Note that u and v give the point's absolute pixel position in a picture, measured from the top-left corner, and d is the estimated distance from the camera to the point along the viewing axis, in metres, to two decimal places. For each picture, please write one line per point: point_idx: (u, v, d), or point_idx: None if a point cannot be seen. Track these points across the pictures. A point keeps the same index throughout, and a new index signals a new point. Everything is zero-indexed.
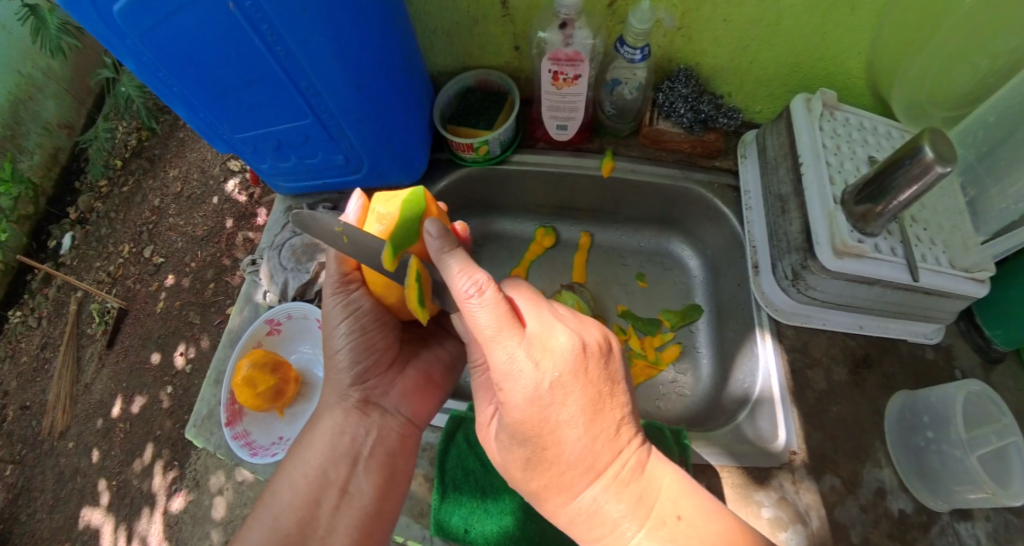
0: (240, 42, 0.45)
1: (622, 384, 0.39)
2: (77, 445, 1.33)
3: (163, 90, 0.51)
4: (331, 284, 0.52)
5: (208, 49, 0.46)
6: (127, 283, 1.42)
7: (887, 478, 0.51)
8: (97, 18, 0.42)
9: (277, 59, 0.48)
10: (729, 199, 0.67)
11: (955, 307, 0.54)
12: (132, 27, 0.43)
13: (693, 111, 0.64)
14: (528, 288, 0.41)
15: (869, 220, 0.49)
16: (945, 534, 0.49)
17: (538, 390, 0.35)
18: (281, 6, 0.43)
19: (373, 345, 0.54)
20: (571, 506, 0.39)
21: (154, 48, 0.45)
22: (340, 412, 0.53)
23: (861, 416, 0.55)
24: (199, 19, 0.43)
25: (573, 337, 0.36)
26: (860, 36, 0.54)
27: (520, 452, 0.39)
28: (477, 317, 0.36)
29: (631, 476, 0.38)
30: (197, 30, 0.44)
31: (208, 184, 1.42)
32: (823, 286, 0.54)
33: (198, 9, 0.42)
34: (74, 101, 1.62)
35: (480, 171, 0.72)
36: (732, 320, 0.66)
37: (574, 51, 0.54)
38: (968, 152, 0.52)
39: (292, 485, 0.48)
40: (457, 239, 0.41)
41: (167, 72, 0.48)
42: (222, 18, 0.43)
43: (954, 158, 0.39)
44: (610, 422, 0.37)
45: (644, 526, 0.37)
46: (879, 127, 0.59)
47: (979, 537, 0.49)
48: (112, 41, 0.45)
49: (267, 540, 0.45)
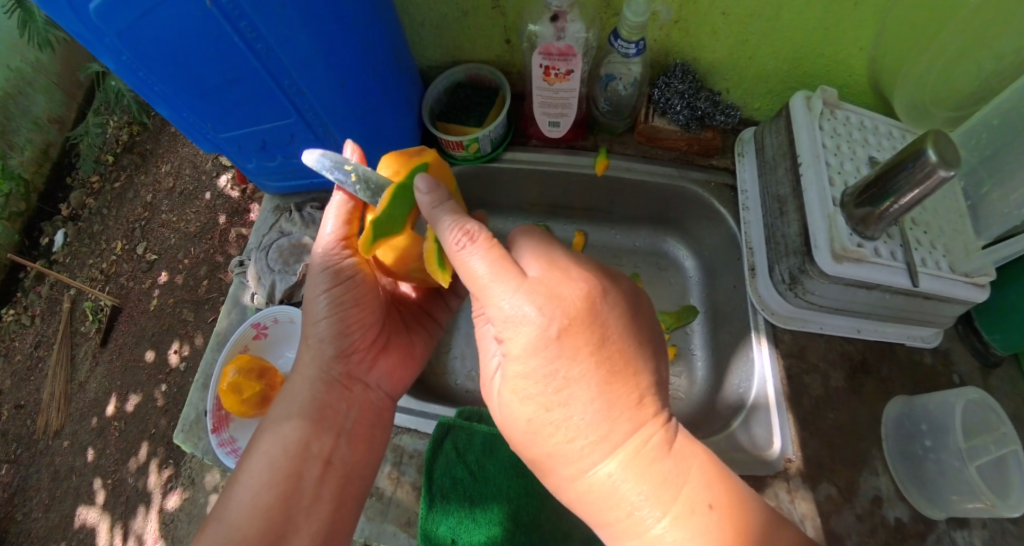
0: (219, 39, 0.44)
1: (637, 345, 0.38)
2: (71, 444, 1.33)
3: (144, 89, 0.50)
4: (325, 251, 0.51)
5: (185, 46, 0.44)
6: (120, 281, 1.40)
7: (883, 486, 0.50)
8: (70, 13, 0.40)
9: (257, 57, 0.46)
10: (727, 198, 0.65)
11: (955, 312, 0.53)
12: (108, 26, 0.41)
13: (690, 107, 0.62)
14: (539, 234, 0.42)
15: (869, 223, 0.47)
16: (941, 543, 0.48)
17: (546, 339, 0.34)
18: (260, 1, 0.41)
19: (357, 319, 0.52)
20: (583, 481, 0.37)
21: (130, 46, 0.43)
22: (322, 385, 0.50)
23: (858, 423, 0.53)
24: (175, 15, 0.41)
25: (581, 286, 0.36)
26: (863, 33, 0.52)
27: (524, 416, 0.37)
28: (471, 266, 0.36)
29: (652, 452, 0.36)
30: (176, 28, 0.42)
31: (200, 179, 1.40)
32: (822, 291, 0.52)
33: (173, 5, 0.40)
34: (64, 95, 1.59)
35: (472, 169, 0.71)
36: (728, 323, 0.65)
37: (568, 45, 0.52)
38: (971, 154, 0.51)
39: (271, 459, 0.46)
40: (449, 192, 0.40)
41: (147, 71, 0.46)
42: (197, 13, 0.41)
43: (959, 163, 0.37)
44: (627, 391, 0.36)
45: (668, 511, 0.35)
46: (881, 126, 0.57)
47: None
48: (88, 38, 0.43)
49: (242, 515, 0.42)
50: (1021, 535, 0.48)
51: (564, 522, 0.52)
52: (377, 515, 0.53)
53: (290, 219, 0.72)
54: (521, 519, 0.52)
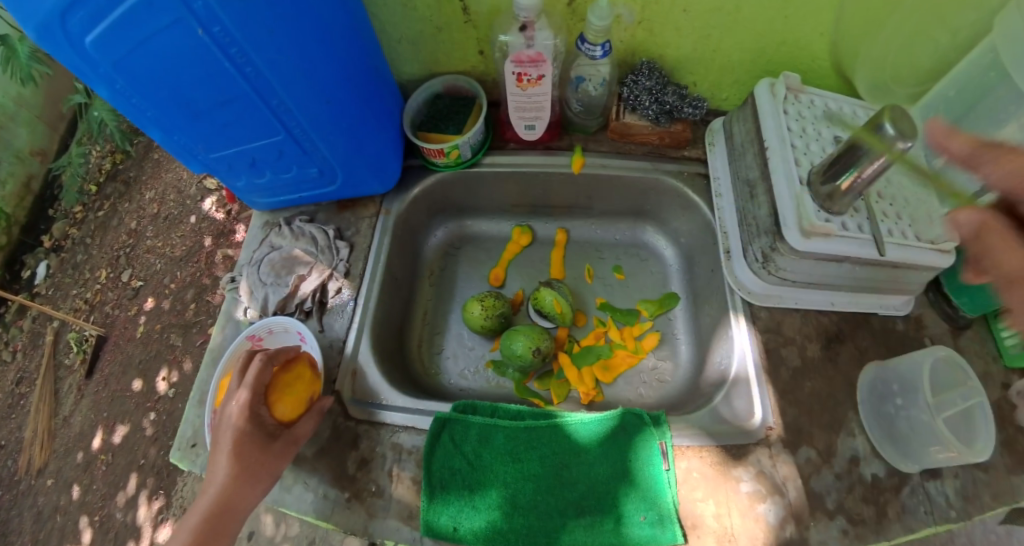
0: (209, 65, 0.46)
1: None
2: (56, 482, 1.29)
3: (137, 116, 0.52)
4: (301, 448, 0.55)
5: (180, 72, 0.46)
6: (105, 309, 1.39)
7: (859, 445, 0.51)
8: (68, 48, 0.42)
9: (247, 80, 0.49)
10: (700, 187, 0.68)
11: (922, 279, 0.55)
12: (105, 57, 0.43)
13: (659, 102, 0.65)
14: None
15: (835, 199, 0.49)
16: (916, 495, 0.49)
17: None
18: (250, 27, 0.44)
19: None
20: None
21: (126, 74, 0.46)
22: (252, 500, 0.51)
23: (835, 389, 0.55)
24: (171, 46, 0.43)
25: None
26: (822, 19, 0.55)
27: None
28: None
29: None
30: (171, 56, 0.44)
31: (185, 203, 1.41)
32: (793, 267, 0.54)
33: (168, 36, 0.42)
34: (48, 127, 1.60)
35: (453, 175, 0.74)
36: (708, 306, 0.67)
37: (537, 51, 0.55)
38: (931, 126, 0.55)
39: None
40: None
41: (141, 98, 0.49)
42: (190, 43, 0.43)
43: (916, 135, 0.40)
44: None
45: None
46: (845, 108, 0.60)
47: (948, 495, 0.49)
48: (82, 70, 0.45)
49: None
50: (992, 483, 0.49)
51: (568, 519, 0.51)
52: (378, 511, 0.53)
53: (280, 233, 0.72)
54: (519, 502, 0.52)
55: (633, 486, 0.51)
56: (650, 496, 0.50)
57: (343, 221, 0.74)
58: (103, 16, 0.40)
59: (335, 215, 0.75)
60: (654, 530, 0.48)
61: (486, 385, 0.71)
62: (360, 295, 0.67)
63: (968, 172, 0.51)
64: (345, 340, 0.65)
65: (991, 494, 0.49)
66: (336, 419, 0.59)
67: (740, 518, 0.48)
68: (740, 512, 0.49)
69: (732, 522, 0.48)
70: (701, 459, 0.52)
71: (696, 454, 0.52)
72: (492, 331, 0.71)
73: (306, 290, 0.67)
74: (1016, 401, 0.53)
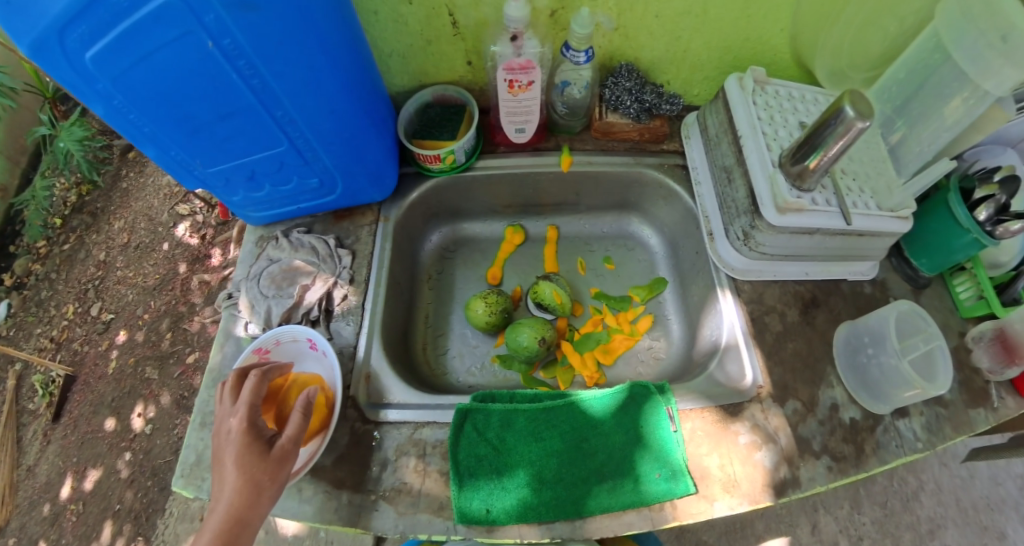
0: (216, 77, 0.48)
1: None
2: (20, 540, 1.20)
3: (134, 133, 0.53)
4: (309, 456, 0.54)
5: (183, 85, 0.48)
6: (73, 346, 1.34)
7: (839, 395, 0.56)
8: (67, 66, 0.43)
9: (253, 91, 0.51)
10: (679, 177, 0.74)
11: (885, 245, 0.61)
12: (104, 71, 0.44)
13: (639, 101, 0.71)
14: None
15: (804, 177, 0.55)
16: (888, 433, 0.54)
17: None
18: (259, 42, 0.46)
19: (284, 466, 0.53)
20: None
21: (124, 89, 0.47)
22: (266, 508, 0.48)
23: (815, 348, 0.60)
24: (175, 58, 0.45)
25: None
26: (781, 16, 0.62)
27: None
28: None
29: None
30: (174, 69, 0.46)
31: (157, 231, 1.39)
32: (772, 242, 0.60)
33: (173, 49, 0.44)
34: (8, 161, 1.55)
35: (448, 179, 0.77)
36: (695, 285, 0.72)
37: (526, 59, 0.60)
38: (885, 106, 0.61)
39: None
40: None
41: (139, 113, 0.50)
42: (198, 56, 0.45)
43: (872, 114, 0.45)
44: None
45: None
46: (807, 95, 0.67)
47: (916, 431, 0.55)
48: (78, 86, 0.46)
49: None
50: (951, 417, 0.56)
51: (592, 485, 0.53)
52: (407, 508, 0.54)
53: (278, 246, 0.73)
54: (547, 477, 0.54)
55: (645, 447, 0.54)
56: (662, 455, 0.53)
57: (342, 230, 0.75)
58: (106, 31, 0.41)
59: (332, 224, 0.76)
60: (670, 485, 0.51)
61: (493, 379, 0.74)
62: (366, 300, 0.69)
63: (921, 146, 0.59)
64: (355, 345, 0.66)
65: (951, 427, 0.55)
66: (354, 425, 0.59)
67: (741, 465, 0.52)
68: (740, 460, 0.53)
69: (734, 471, 0.52)
70: (704, 420, 0.56)
71: (698, 416, 0.56)
72: (496, 325, 0.73)
73: (312, 299, 0.68)
74: (972, 345, 0.60)
